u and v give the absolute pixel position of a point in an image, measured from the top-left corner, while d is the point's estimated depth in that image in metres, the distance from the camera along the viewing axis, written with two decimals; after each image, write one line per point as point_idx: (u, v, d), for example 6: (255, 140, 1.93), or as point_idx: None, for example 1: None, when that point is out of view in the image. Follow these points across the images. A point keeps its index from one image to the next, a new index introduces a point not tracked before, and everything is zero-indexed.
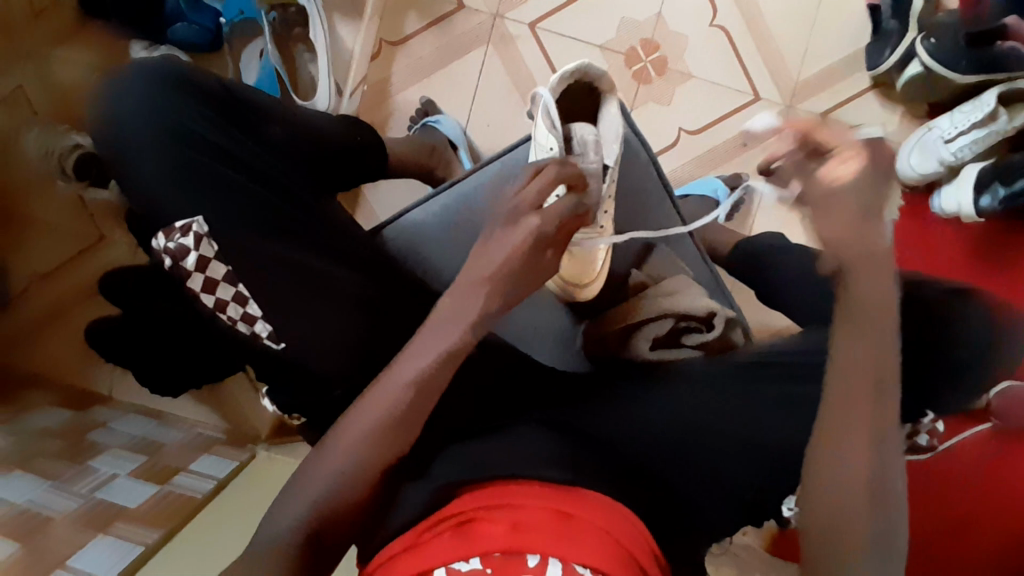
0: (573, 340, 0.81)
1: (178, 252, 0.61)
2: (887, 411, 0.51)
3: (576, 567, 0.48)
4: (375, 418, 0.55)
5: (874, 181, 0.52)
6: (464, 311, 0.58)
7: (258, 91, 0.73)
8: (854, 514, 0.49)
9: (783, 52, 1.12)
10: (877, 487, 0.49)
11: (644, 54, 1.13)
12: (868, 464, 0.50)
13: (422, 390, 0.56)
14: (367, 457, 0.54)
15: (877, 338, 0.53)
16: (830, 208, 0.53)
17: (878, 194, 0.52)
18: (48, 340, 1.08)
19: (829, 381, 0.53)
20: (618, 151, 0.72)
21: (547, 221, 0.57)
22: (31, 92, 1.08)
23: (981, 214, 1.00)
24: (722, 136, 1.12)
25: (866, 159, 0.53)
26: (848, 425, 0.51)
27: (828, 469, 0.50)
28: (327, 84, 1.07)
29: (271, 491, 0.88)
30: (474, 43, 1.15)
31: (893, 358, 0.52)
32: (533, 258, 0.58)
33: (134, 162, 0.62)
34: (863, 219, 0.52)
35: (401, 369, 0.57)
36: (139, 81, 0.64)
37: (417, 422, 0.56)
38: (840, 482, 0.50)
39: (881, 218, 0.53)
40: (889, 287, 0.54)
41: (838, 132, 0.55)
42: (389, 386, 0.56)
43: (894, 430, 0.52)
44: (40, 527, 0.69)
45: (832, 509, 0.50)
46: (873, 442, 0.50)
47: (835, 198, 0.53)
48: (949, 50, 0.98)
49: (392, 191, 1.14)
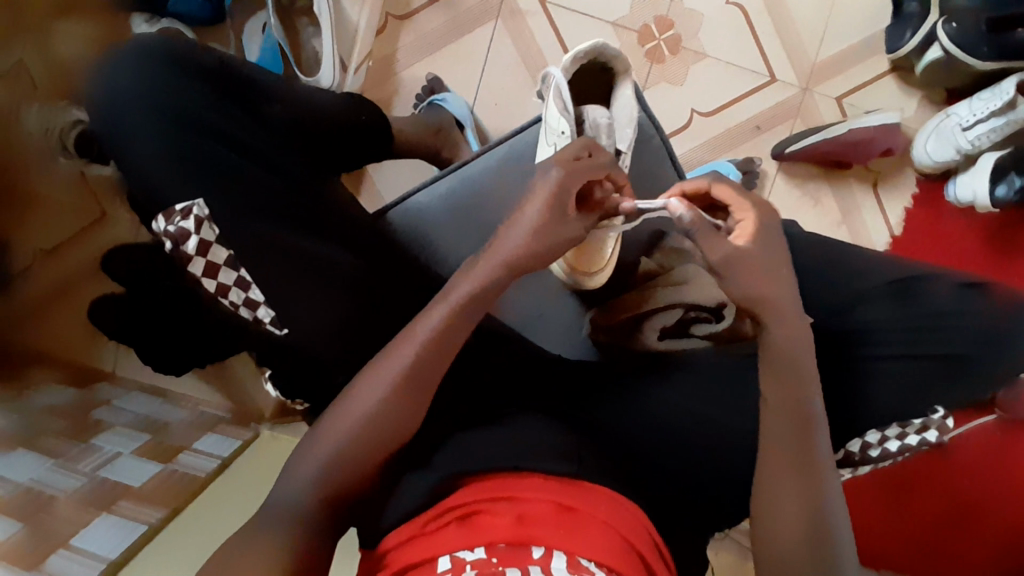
0: (580, 329, 0.80)
1: (178, 236, 0.59)
2: (818, 448, 0.54)
3: (582, 560, 0.47)
4: (374, 397, 0.55)
5: (769, 238, 0.57)
6: (483, 272, 0.59)
7: (258, 68, 0.71)
8: (794, 557, 0.52)
9: (799, 32, 1.09)
10: (818, 517, 0.52)
11: (658, 32, 1.10)
12: (807, 509, 0.52)
13: (423, 365, 0.57)
14: (365, 439, 0.55)
15: (799, 379, 0.55)
16: (750, 271, 0.55)
17: (775, 252, 0.56)
18: (52, 318, 1.08)
19: (763, 418, 0.56)
20: (632, 135, 0.72)
21: (570, 175, 0.59)
22: (32, 68, 1.05)
23: (996, 205, 0.96)
24: (735, 119, 1.10)
25: (759, 218, 0.57)
26: (779, 475, 0.53)
27: (766, 515, 0.53)
28: (332, 58, 1.03)
29: (266, 474, 0.87)
30: (483, 17, 1.12)
31: (813, 396, 0.55)
32: (553, 212, 0.59)
33: (132, 141, 0.60)
34: (772, 267, 0.56)
35: (407, 342, 0.57)
36: (132, 58, 0.61)
37: (421, 400, 0.57)
38: (781, 525, 0.52)
39: (784, 268, 0.56)
40: (801, 328, 0.56)
41: (733, 189, 0.59)
42: (389, 364, 0.57)
43: (828, 464, 0.54)
44: (46, 505, 0.70)
45: (776, 549, 0.52)
46: (807, 488, 0.53)
47: (750, 264, 0.55)
48: (970, 35, 0.95)
49: (398, 171, 1.12)
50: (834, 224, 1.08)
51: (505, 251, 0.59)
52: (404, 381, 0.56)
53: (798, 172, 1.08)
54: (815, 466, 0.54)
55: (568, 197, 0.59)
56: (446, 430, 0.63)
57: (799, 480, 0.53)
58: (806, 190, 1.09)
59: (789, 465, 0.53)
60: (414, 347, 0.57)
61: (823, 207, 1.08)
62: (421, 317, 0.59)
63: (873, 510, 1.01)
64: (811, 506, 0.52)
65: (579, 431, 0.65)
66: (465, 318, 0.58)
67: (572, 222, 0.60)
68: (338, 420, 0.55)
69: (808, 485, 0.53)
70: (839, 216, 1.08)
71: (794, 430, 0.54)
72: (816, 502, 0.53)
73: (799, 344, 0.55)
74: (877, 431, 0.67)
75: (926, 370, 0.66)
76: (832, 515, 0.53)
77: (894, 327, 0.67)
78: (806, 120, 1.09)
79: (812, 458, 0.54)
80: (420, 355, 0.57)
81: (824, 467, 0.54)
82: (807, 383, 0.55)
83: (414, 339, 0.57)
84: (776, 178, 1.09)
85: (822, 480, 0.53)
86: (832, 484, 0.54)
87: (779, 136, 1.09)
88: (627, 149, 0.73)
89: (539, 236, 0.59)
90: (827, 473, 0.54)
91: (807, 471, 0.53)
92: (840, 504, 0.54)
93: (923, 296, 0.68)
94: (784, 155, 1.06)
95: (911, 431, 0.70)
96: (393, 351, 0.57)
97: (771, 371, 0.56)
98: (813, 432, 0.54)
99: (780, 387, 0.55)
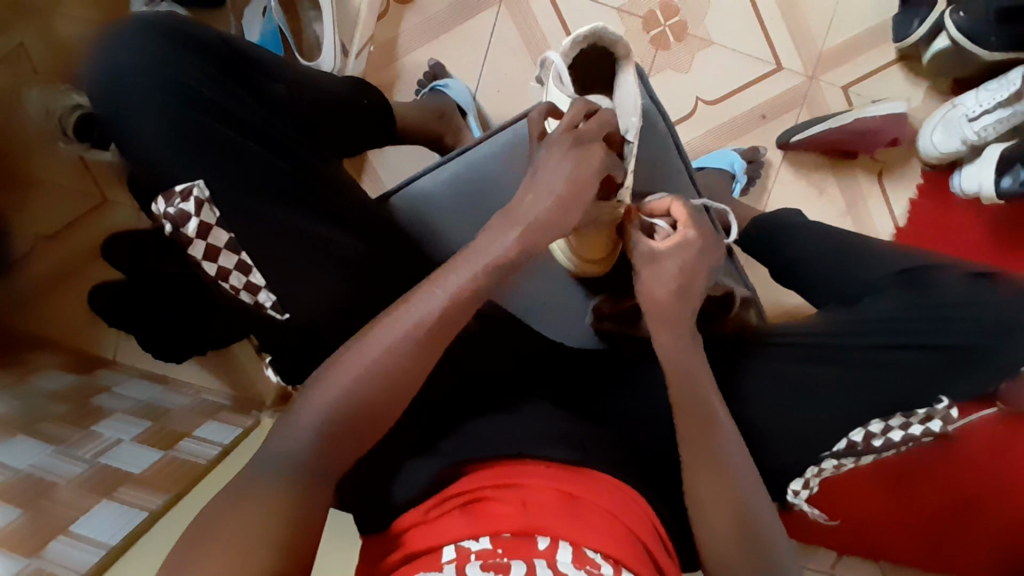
0: (583, 317, 0.77)
1: (179, 218, 0.58)
2: (731, 452, 0.56)
3: (587, 551, 0.47)
4: (355, 373, 0.52)
5: (696, 260, 0.61)
6: (497, 243, 0.57)
7: (261, 48, 0.70)
8: (731, 551, 0.53)
9: (808, 20, 1.07)
10: (747, 521, 0.54)
11: (664, 18, 1.09)
12: (728, 502, 0.54)
13: (415, 346, 0.53)
14: (344, 422, 0.51)
15: (699, 392, 0.58)
16: (661, 287, 0.60)
17: (696, 267, 0.61)
18: (54, 302, 1.07)
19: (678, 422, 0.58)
20: (638, 125, 0.70)
21: (607, 159, 0.61)
22: (32, 49, 1.05)
23: (1002, 196, 0.95)
24: (741, 107, 1.09)
25: (691, 240, 0.61)
26: (706, 485, 0.55)
27: (700, 516, 0.55)
28: (333, 44, 1.01)
29: (244, 453, 0.89)
30: (486, 2, 1.10)
31: (710, 406, 0.58)
32: (574, 193, 0.58)
33: (137, 120, 0.58)
34: (688, 275, 0.61)
35: (402, 314, 0.54)
36: (137, 34, 0.59)
37: (409, 384, 0.54)
38: (714, 526, 0.54)
39: (699, 285, 0.62)
40: (690, 341, 0.61)
41: (689, 211, 0.63)
42: (371, 347, 0.53)
43: (744, 467, 0.56)
44: (47, 490, 0.69)
45: (716, 552, 0.54)
46: (731, 490, 0.54)
47: (665, 283, 0.60)
48: (978, 23, 0.92)
49: (399, 157, 1.11)
50: (839, 214, 1.08)
51: (511, 230, 0.57)
52: (392, 359, 0.52)
53: (804, 162, 1.08)
54: (727, 467, 0.55)
55: (587, 186, 0.59)
56: (452, 419, 0.64)
57: (714, 474, 0.55)
58: (813, 180, 1.08)
59: (703, 462, 0.55)
60: (407, 328, 0.53)
61: (828, 197, 1.08)
62: (425, 288, 0.55)
63: (865, 500, 1.00)
64: (740, 510, 0.54)
65: (584, 419, 0.65)
66: (467, 300, 0.55)
67: (578, 208, 0.59)
68: (319, 395, 0.52)
69: (734, 484, 0.55)
70: (844, 207, 1.07)
71: (700, 432, 0.57)
72: (734, 498, 0.54)
73: (689, 364, 0.59)
74: (880, 420, 0.65)
75: (924, 360, 0.65)
76: (760, 516, 0.54)
77: (902, 320, 0.66)
78: (813, 109, 1.08)
79: (725, 459, 0.56)
80: (416, 328, 0.53)
81: (737, 467, 0.56)
82: (697, 377, 0.59)
83: (406, 314, 0.54)
84: (782, 168, 1.08)
85: (738, 478, 0.55)
86: (748, 478, 0.56)
87: (785, 125, 1.08)
88: (633, 140, 0.70)
89: (559, 206, 0.58)
90: (739, 472, 0.55)
91: (722, 472, 0.55)
92: (759, 496, 0.56)
93: (930, 286, 0.67)
94: (789, 144, 1.05)
95: (914, 422, 0.66)
96: (381, 333, 0.53)
97: (674, 379, 0.59)
98: (713, 427, 0.57)
99: (689, 383, 0.58)
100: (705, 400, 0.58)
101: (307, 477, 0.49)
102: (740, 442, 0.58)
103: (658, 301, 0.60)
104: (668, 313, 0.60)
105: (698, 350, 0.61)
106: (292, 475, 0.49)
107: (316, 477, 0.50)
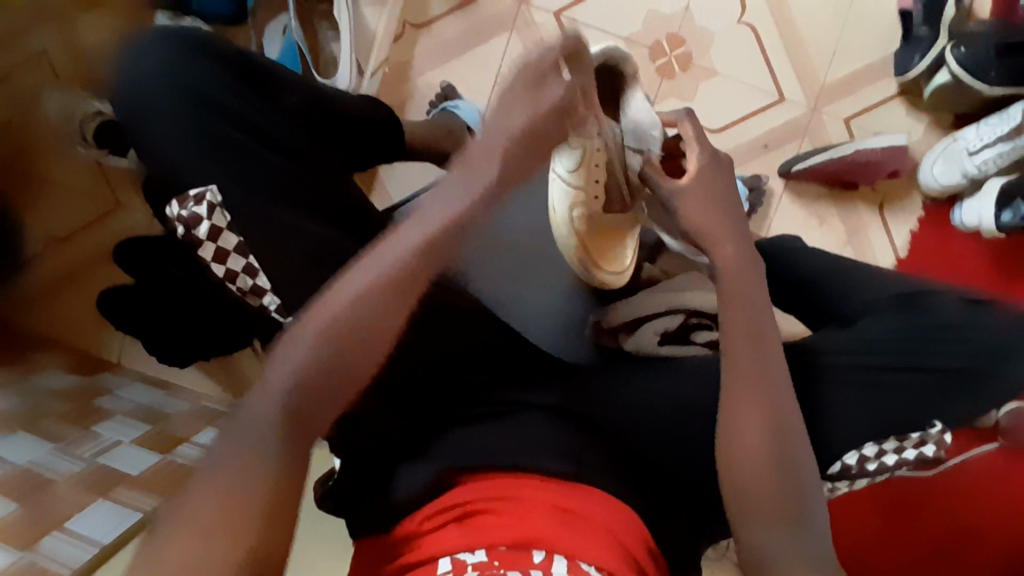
0: (581, 331, 0.79)
1: (190, 221, 0.61)
2: (789, 430, 0.56)
3: (581, 563, 0.48)
4: (319, 329, 0.49)
5: (713, 184, 0.67)
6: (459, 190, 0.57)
7: (281, 65, 0.72)
8: (776, 541, 0.52)
9: (809, 52, 1.10)
10: (793, 510, 0.53)
11: (669, 48, 1.11)
12: (771, 487, 0.54)
13: (380, 299, 0.51)
14: (311, 382, 0.48)
15: (760, 368, 0.58)
16: (701, 200, 0.66)
17: (719, 185, 0.68)
18: (63, 301, 1.09)
19: (727, 392, 0.58)
20: (659, 140, 0.72)
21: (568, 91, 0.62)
22: (55, 56, 1.08)
23: (1002, 229, 0.96)
24: (743, 136, 1.11)
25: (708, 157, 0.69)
26: (757, 473, 0.54)
27: (745, 500, 0.54)
28: (349, 63, 1.04)
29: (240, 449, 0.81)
30: (499, 27, 1.14)
31: (772, 380, 0.58)
32: (534, 130, 0.60)
33: (159, 124, 0.62)
34: (714, 196, 0.67)
35: (366, 265, 0.53)
36: (159, 44, 0.64)
37: (376, 343, 0.51)
38: (757, 506, 0.54)
39: (732, 213, 0.67)
40: (757, 308, 0.62)
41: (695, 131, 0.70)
42: (335, 302, 0.51)
43: (796, 449, 0.56)
44: (44, 487, 0.69)
45: (762, 548, 0.52)
46: (781, 479, 0.54)
47: (708, 207, 0.66)
48: (978, 58, 0.96)
49: (409, 175, 1.14)
50: (840, 242, 1.09)
51: (467, 187, 0.57)
52: (356, 311, 0.50)
53: (807, 191, 1.09)
54: (785, 449, 0.55)
55: (546, 123, 0.60)
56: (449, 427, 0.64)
57: (771, 454, 0.55)
58: (814, 210, 1.09)
59: (768, 438, 0.55)
60: (373, 279, 0.52)
61: (829, 227, 1.09)
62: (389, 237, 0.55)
63: (859, 521, 0.99)
64: (787, 495, 0.54)
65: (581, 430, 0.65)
66: (435, 249, 0.54)
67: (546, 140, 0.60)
68: (284, 355, 0.49)
69: (785, 469, 0.54)
70: (845, 237, 1.09)
71: (758, 407, 0.56)
72: (778, 479, 0.54)
73: (746, 329, 0.60)
74: (874, 444, 0.65)
75: (925, 381, 0.66)
76: (810, 503, 0.54)
77: (899, 336, 0.67)
78: (814, 139, 1.10)
79: (785, 437, 0.56)
80: (388, 275, 0.52)
81: (795, 451, 0.56)
82: (763, 336, 0.60)
83: (369, 265, 0.53)
84: (783, 197, 1.09)
85: (793, 458, 0.55)
86: (803, 459, 0.56)
87: (789, 153, 1.10)
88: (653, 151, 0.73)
89: (523, 145, 0.59)
90: (801, 454, 0.56)
91: (778, 455, 0.55)
92: (810, 480, 0.56)
93: (928, 308, 0.69)
94: (791, 173, 1.07)
95: (908, 447, 0.67)
96: (343, 287, 0.51)
97: (730, 355, 0.59)
98: (766, 407, 0.57)
99: (744, 357, 0.59)
100: (763, 376, 0.58)
101: (285, 429, 0.46)
102: (801, 426, 0.58)
103: (702, 218, 0.65)
104: (708, 231, 0.65)
105: (765, 316, 0.62)
106: (273, 436, 0.46)
107: (302, 454, 0.47)
